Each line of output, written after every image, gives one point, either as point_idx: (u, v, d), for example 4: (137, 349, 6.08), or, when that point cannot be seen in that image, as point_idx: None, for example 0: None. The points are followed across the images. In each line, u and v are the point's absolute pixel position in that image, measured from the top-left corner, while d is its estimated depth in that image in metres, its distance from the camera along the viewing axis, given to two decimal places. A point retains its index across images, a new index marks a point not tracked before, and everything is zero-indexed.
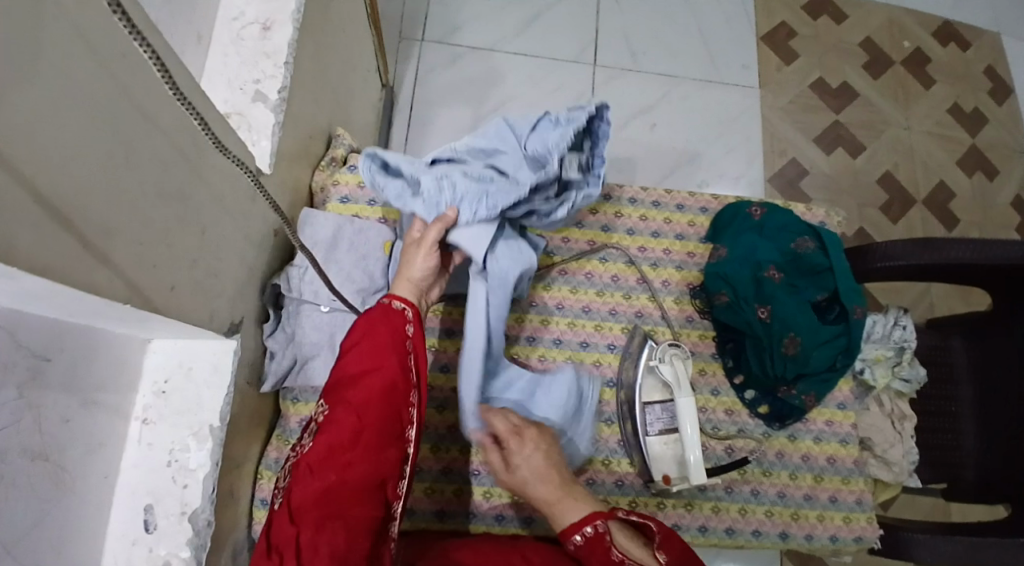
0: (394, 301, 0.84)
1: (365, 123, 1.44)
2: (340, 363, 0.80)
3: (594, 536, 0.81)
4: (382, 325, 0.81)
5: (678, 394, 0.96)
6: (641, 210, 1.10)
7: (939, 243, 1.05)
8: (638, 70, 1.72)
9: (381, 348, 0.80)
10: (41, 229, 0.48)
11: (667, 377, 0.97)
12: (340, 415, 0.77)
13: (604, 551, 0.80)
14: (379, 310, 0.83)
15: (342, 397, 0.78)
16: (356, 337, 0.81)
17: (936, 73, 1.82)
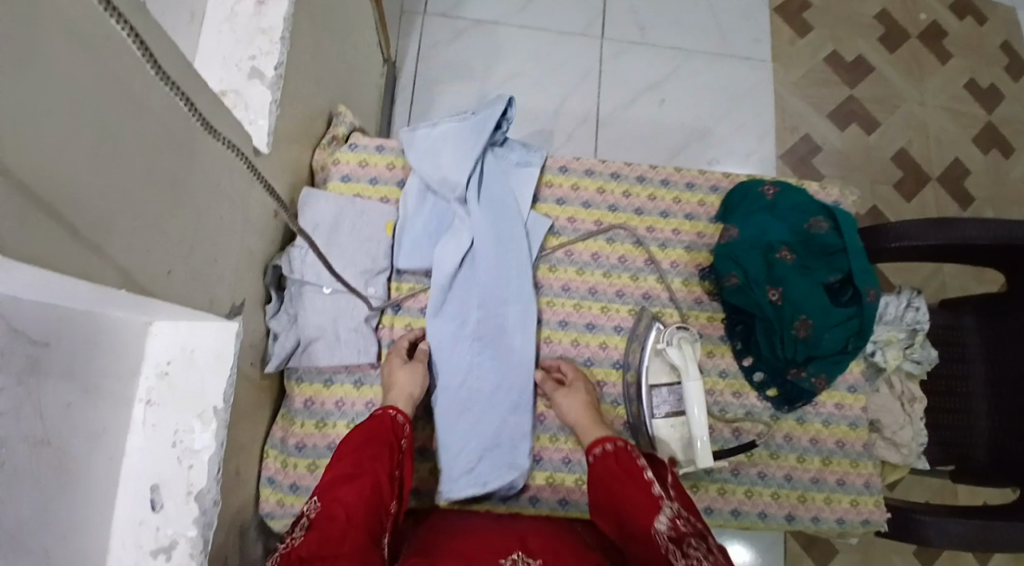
0: (391, 411, 0.87)
1: (367, 99, 1.42)
2: (330, 472, 0.81)
3: (621, 448, 0.86)
4: (375, 431, 0.84)
5: (687, 377, 0.92)
6: (650, 189, 1.08)
7: (953, 222, 1.03)
8: (646, 44, 1.68)
9: (374, 448, 0.82)
10: (26, 216, 0.47)
11: (674, 360, 0.93)
12: (333, 507, 0.76)
13: (629, 459, 0.85)
14: (373, 423, 0.85)
15: (335, 492, 0.78)
16: (348, 449, 0.82)
17: (952, 47, 1.77)
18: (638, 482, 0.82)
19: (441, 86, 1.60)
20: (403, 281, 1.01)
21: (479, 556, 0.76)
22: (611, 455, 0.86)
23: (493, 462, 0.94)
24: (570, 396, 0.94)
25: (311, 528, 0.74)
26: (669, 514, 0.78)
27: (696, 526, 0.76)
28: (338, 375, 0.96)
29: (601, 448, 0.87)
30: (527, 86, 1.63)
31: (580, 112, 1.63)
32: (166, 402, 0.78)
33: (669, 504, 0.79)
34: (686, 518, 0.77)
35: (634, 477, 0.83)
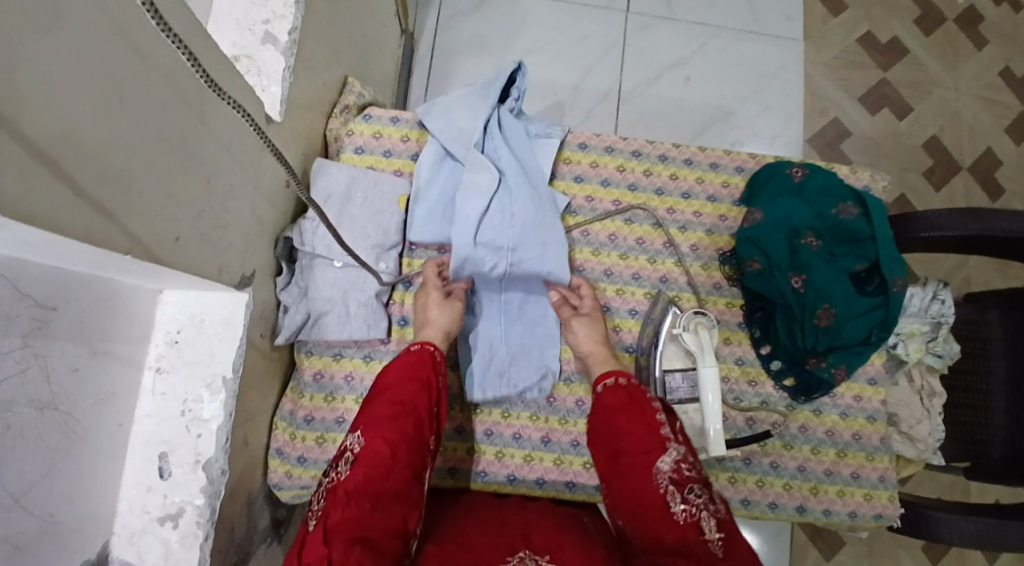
0: (427, 346, 0.88)
1: (384, 70, 1.39)
2: (373, 400, 0.82)
3: (629, 385, 0.87)
4: (413, 368, 0.85)
5: (701, 363, 0.90)
6: (672, 168, 1.06)
7: (984, 212, 1.01)
8: (673, 19, 1.64)
9: (416, 389, 0.83)
10: (30, 174, 0.46)
11: (689, 346, 0.92)
12: (378, 440, 0.77)
13: (638, 400, 0.85)
14: (415, 355, 0.86)
15: (384, 424, 0.78)
16: (391, 382, 0.83)
17: (989, 33, 1.70)
18: (644, 422, 0.82)
19: (459, 57, 1.57)
20: (414, 257, 1.00)
21: (485, 551, 0.75)
22: (618, 393, 0.86)
23: (524, 369, 0.97)
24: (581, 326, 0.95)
25: (356, 461, 0.75)
26: (673, 455, 0.79)
27: (699, 471, 0.78)
28: (347, 349, 0.95)
29: (604, 385, 0.88)
30: (549, 60, 1.59)
31: (602, 88, 1.59)
32: (176, 369, 0.78)
33: (675, 444, 0.80)
34: (689, 461, 0.79)
35: (642, 415, 0.83)
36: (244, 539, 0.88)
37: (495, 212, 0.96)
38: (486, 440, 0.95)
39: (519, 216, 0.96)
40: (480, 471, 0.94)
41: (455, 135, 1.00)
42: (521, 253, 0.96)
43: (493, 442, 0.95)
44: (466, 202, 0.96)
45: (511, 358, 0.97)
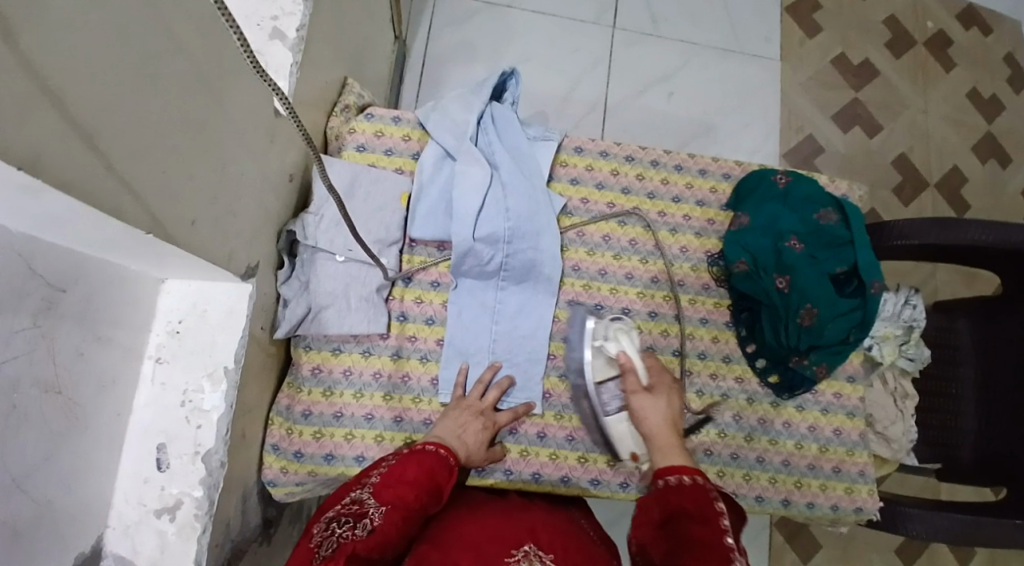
0: (428, 443, 0.83)
1: (377, 74, 1.41)
2: (389, 488, 0.76)
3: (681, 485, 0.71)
4: (426, 474, 0.79)
5: (631, 357, 0.88)
6: (663, 173, 1.09)
7: (956, 223, 1.05)
8: (657, 35, 1.69)
9: (432, 493, 0.78)
10: (65, 144, 0.46)
11: (612, 351, 0.90)
12: (387, 527, 0.71)
13: (709, 500, 0.69)
14: (436, 456, 0.81)
15: (395, 514, 0.73)
16: (411, 473, 0.78)
17: (956, 57, 1.80)
18: (712, 522, 0.66)
19: (449, 66, 1.59)
20: (414, 254, 1.01)
21: (488, 546, 0.73)
22: (686, 489, 0.70)
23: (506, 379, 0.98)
24: (657, 404, 0.83)
25: (370, 533, 0.70)
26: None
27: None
28: (346, 344, 0.95)
29: (667, 479, 0.73)
30: (537, 71, 1.62)
31: (588, 99, 1.63)
32: (177, 359, 0.78)
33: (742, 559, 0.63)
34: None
35: (710, 521, 0.66)
36: (236, 533, 0.87)
37: (491, 206, 0.99)
38: None
39: (514, 213, 0.99)
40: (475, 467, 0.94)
41: (450, 129, 1.02)
42: (518, 249, 0.99)
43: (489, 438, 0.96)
44: (463, 195, 0.97)
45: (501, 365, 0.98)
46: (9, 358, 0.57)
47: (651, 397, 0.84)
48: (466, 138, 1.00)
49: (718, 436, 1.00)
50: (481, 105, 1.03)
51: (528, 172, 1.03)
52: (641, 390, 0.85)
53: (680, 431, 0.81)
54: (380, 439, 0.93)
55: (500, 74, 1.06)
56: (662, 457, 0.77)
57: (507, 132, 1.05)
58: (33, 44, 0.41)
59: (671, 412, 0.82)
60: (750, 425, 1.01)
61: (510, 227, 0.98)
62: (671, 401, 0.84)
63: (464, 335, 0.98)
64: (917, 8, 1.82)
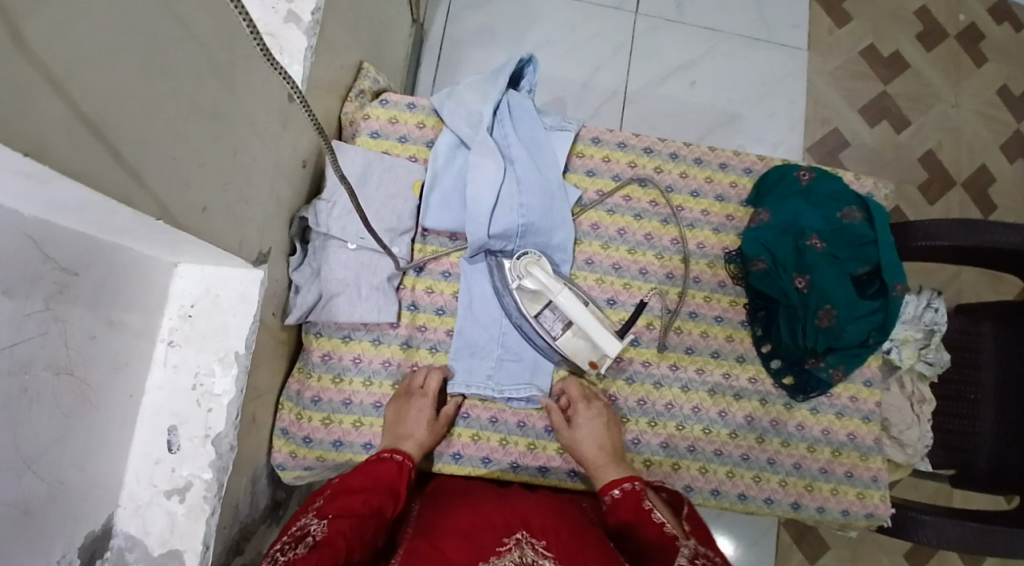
0: (386, 453, 0.86)
1: (395, 58, 1.39)
2: (335, 502, 0.78)
3: (632, 490, 0.84)
4: (377, 481, 0.83)
5: (554, 293, 0.93)
6: (683, 167, 1.07)
7: (982, 226, 1.03)
8: (681, 22, 1.65)
9: (384, 500, 0.81)
10: (74, 133, 0.46)
11: (533, 287, 0.94)
12: (337, 533, 0.73)
13: (638, 504, 0.82)
14: (378, 466, 0.84)
15: (342, 518, 0.75)
16: (352, 486, 0.81)
17: (989, 51, 1.74)
18: (651, 522, 0.79)
19: (469, 50, 1.57)
20: (427, 243, 1.00)
21: (480, 535, 0.75)
22: (622, 503, 0.83)
23: (513, 372, 0.98)
24: (586, 428, 0.91)
25: (313, 546, 0.71)
26: (688, 553, 0.73)
27: (717, 557, 0.71)
28: (356, 332, 0.95)
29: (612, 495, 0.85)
30: (558, 57, 1.60)
31: (609, 87, 1.60)
32: (189, 343, 0.78)
33: (686, 542, 0.75)
34: (704, 554, 0.73)
35: (647, 522, 0.79)
36: (246, 515, 0.88)
37: (506, 198, 0.97)
38: (491, 428, 0.96)
39: (529, 207, 0.98)
40: (483, 458, 0.95)
41: (466, 117, 1.01)
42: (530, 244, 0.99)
43: (498, 430, 0.96)
44: (477, 187, 0.96)
45: (509, 356, 0.98)
46: (21, 342, 0.57)
47: (579, 427, 0.92)
48: (482, 127, 0.99)
49: (728, 436, 0.99)
50: (499, 94, 1.01)
51: (544, 165, 1.01)
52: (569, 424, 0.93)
53: (615, 448, 0.92)
54: None
55: (518, 60, 1.04)
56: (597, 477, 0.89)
57: (525, 121, 1.03)
58: (39, 35, 0.41)
59: (603, 434, 0.92)
60: (762, 427, 1.00)
61: (524, 221, 0.97)
62: (595, 424, 0.92)
63: (476, 327, 0.98)
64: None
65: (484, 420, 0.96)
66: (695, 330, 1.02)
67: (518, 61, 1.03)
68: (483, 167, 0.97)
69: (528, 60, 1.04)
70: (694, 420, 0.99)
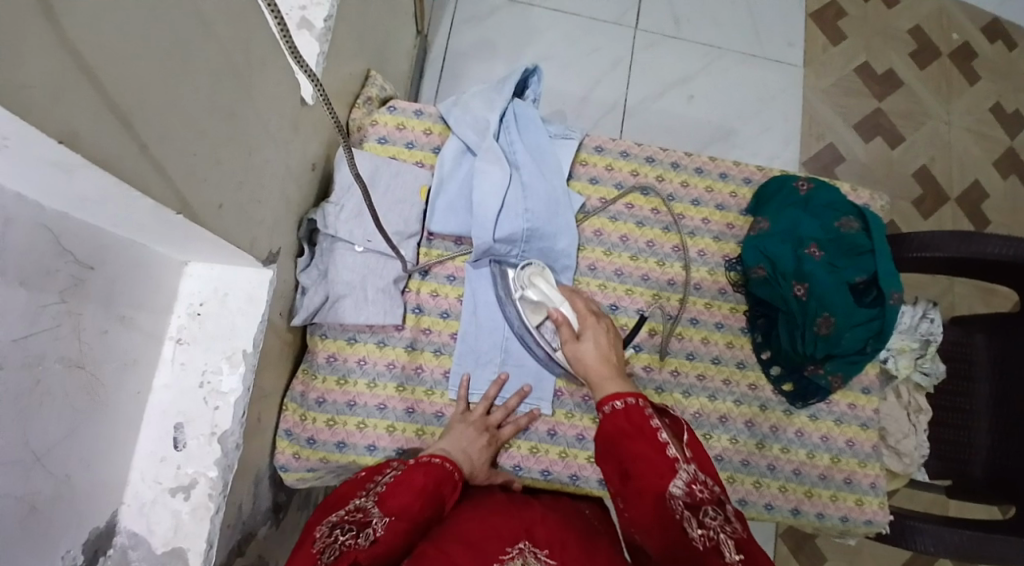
0: (434, 456, 0.83)
1: (399, 69, 1.41)
2: (395, 497, 0.76)
3: (634, 406, 0.79)
4: (434, 480, 0.80)
5: (557, 305, 0.94)
6: (683, 175, 1.09)
7: (976, 237, 1.04)
8: (679, 37, 1.69)
9: (436, 506, 0.78)
10: (102, 124, 0.47)
11: (535, 298, 0.95)
12: (395, 537, 0.73)
13: (641, 418, 0.77)
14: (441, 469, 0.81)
15: (403, 523, 0.74)
16: (419, 479, 0.79)
17: (981, 69, 1.78)
18: (650, 439, 0.75)
19: (471, 62, 1.60)
20: (432, 247, 1.01)
21: (486, 544, 0.74)
22: (622, 413, 0.78)
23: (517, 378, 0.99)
24: (586, 345, 0.89)
25: (375, 544, 0.71)
26: (684, 477, 0.71)
27: (713, 491, 0.70)
28: (361, 334, 0.96)
29: (613, 405, 0.80)
30: (558, 70, 1.63)
31: (608, 100, 1.63)
32: (197, 341, 0.79)
33: (686, 467, 0.72)
34: (702, 481, 0.71)
35: (646, 436, 0.75)
36: (248, 516, 0.88)
37: (511, 205, 0.99)
38: None
39: (534, 215, 0.99)
40: None
41: (472, 124, 1.02)
42: (537, 252, 1.01)
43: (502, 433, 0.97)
44: (484, 194, 0.98)
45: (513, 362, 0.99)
46: (36, 332, 0.58)
47: (580, 342, 0.90)
48: (489, 134, 1.01)
49: (728, 441, 1.00)
50: (504, 102, 1.03)
51: (549, 173, 1.03)
52: (573, 338, 0.90)
53: (617, 362, 0.88)
54: (391, 429, 0.94)
55: (524, 69, 1.06)
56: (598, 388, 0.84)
57: (530, 130, 1.05)
58: (74, 27, 0.42)
59: (603, 350, 0.88)
60: (762, 433, 1.01)
61: (529, 227, 0.99)
62: (600, 343, 0.89)
63: (478, 331, 0.99)
64: (944, 19, 1.80)
65: None
66: (692, 336, 1.03)
67: (523, 71, 1.06)
68: (490, 175, 0.99)
69: (533, 70, 1.07)
70: (695, 425, 1.00)
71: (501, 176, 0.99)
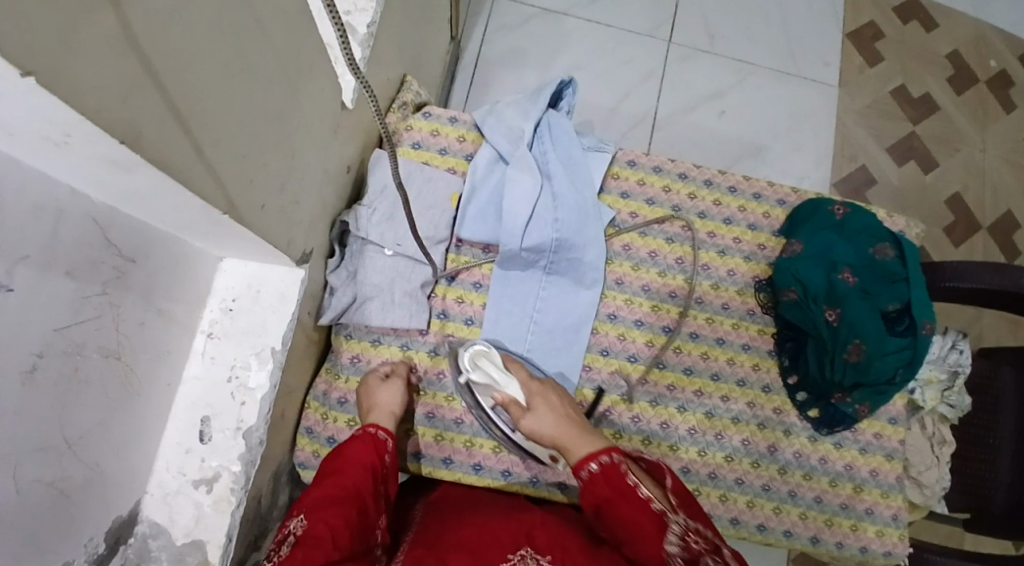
0: (360, 429, 0.84)
1: (434, 72, 1.42)
2: (309, 494, 0.77)
3: (610, 464, 0.79)
4: (342, 459, 0.80)
5: (505, 387, 0.90)
6: (716, 194, 1.08)
7: (1009, 269, 1.02)
8: (714, 52, 1.68)
9: (357, 473, 0.79)
10: (164, 126, 0.48)
11: (481, 382, 0.91)
12: (319, 522, 0.73)
13: (620, 477, 0.78)
14: (345, 447, 0.82)
15: (317, 509, 0.75)
16: (327, 471, 0.79)
17: (1019, 98, 1.76)
18: (633, 499, 0.76)
19: (504, 69, 1.60)
20: (460, 253, 1.02)
21: (487, 551, 0.75)
22: (600, 476, 0.78)
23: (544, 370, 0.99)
24: (541, 416, 0.87)
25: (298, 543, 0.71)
26: (677, 531, 0.73)
27: (708, 539, 0.73)
28: (386, 336, 0.96)
29: (588, 469, 0.80)
30: (590, 80, 1.63)
31: (639, 112, 1.62)
32: (227, 337, 0.80)
33: (674, 518, 0.75)
34: (696, 531, 0.74)
35: (629, 497, 0.77)
36: (266, 512, 0.88)
37: (541, 215, 1.00)
38: None
39: (561, 226, 1.00)
40: (503, 470, 0.95)
41: (506, 133, 1.03)
42: (564, 264, 1.02)
43: None
44: (513, 203, 0.99)
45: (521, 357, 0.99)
46: (78, 322, 0.59)
47: (534, 414, 0.87)
48: (522, 143, 1.02)
49: (749, 465, 0.99)
50: (539, 112, 1.04)
51: (580, 184, 1.03)
52: (525, 412, 0.88)
53: (578, 419, 0.87)
54: (411, 432, 0.95)
55: (560, 79, 1.06)
56: (571, 451, 0.83)
57: (564, 140, 1.05)
58: (143, 28, 0.43)
59: (560, 413, 0.87)
60: (784, 458, 1.00)
61: (557, 237, 1.00)
62: (552, 407, 0.88)
63: (505, 334, 0.99)
64: (983, 45, 1.78)
65: None
66: (695, 351, 1.02)
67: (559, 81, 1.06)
68: (521, 184, 1.00)
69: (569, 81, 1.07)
70: (716, 446, 0.99)
71: (532, 186, 1.00)
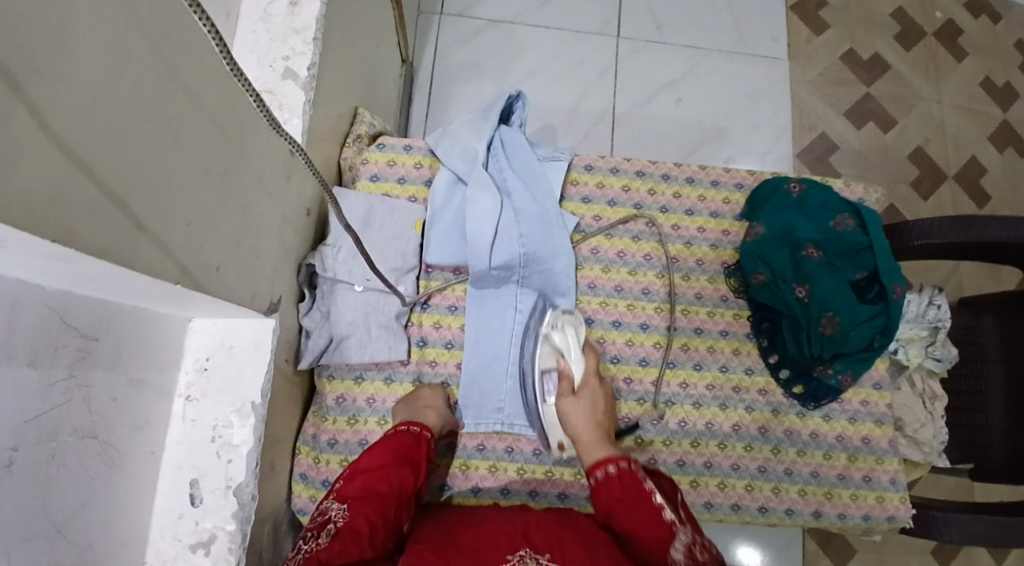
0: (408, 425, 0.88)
1: (387, 99, 1.43)
2: (353, 484, 0.81)
3: (627, 470, 0.85)
4: (392, 452, 0.85)
5: (570, 359, 0.95)
6: (675, 186, 1.09)
7: (972, 221, 1.03)
8: (662, 42, 1.69)
9: (405, 472, 0.84)
10: (97, 210, 0.49)
11: (557, 342, 0.96)
12: (358, 515, 0.77)
13: (637, 484, 0.83)
14: (393, 440, 0.86)
15: (357, 504, 0.79)
16: (369, 463, 0.84)
17: (967, 46, 1.78)
18: (647, 506, 0.81)
19: (458, 86, 1.61)
20: (431, 278, 1.02)
21: (486, 554, 0.74)
22: (615, 479, 0.84)
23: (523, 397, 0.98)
24: (580, 404, 0.92)
25: (337, 535, 0.74)
26: (684, 540, 0.78)
27: (711, 553, 0.77)
28: (368, 372, 0.97)
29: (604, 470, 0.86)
30: (544, 85, 1.64)
31: (596, 111, 1.63)
32: (205, 397, 0.80)
33: (682, 530, 0.79)
34: (700, 544, 0.78)
35: (642, 503, 0.82)
36: (269, 563, 0.88)
37: (506, 232, 1.00)
38: (509, 458, 0.97)
39: (527, 240, 1.00)
40: (502, 489, 0.96)
41: (461, 154, 1.04)
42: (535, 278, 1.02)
43: (516, 459, 0.97)
44: (477, 223, 0.99)
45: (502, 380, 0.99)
46: (47, 409, 0.59)
47: (576, 399, 0.92)
48: (478, 163, 1.02)
49: (743, 449, 1.00)
50: (491, 129, 1.04)
51: (541, 196, 1.04)
52: (572, 394, 0.93)
53: (608, 428, 0.92)
54: None
55: (507, 94, 1.07)
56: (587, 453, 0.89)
57: (519, 154, 1.06)
58: (58, 123, 0.44)
59: (597, 413, 0.92)
60: (776, 438, 1.01)
61: (524, 252, 1.00)
62: (595, 405, 0.92)
63: (484, 355, 0.99)
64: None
65: (502, 450, 0.97)
66: (675, 344, 1.02)
67: (507, 97, 1.07)
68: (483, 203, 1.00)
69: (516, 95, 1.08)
70: (708, 435, 1.00)
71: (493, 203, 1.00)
